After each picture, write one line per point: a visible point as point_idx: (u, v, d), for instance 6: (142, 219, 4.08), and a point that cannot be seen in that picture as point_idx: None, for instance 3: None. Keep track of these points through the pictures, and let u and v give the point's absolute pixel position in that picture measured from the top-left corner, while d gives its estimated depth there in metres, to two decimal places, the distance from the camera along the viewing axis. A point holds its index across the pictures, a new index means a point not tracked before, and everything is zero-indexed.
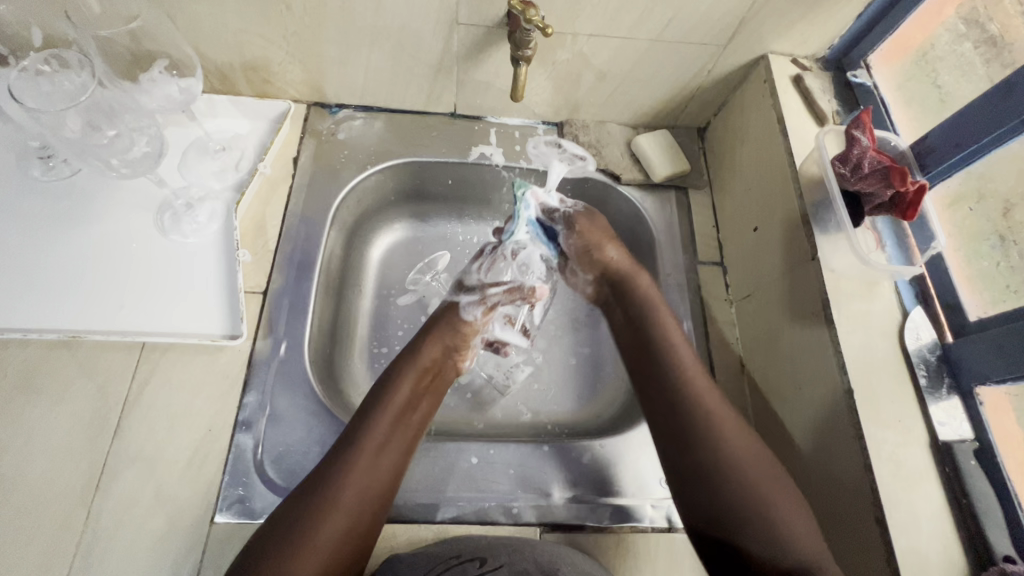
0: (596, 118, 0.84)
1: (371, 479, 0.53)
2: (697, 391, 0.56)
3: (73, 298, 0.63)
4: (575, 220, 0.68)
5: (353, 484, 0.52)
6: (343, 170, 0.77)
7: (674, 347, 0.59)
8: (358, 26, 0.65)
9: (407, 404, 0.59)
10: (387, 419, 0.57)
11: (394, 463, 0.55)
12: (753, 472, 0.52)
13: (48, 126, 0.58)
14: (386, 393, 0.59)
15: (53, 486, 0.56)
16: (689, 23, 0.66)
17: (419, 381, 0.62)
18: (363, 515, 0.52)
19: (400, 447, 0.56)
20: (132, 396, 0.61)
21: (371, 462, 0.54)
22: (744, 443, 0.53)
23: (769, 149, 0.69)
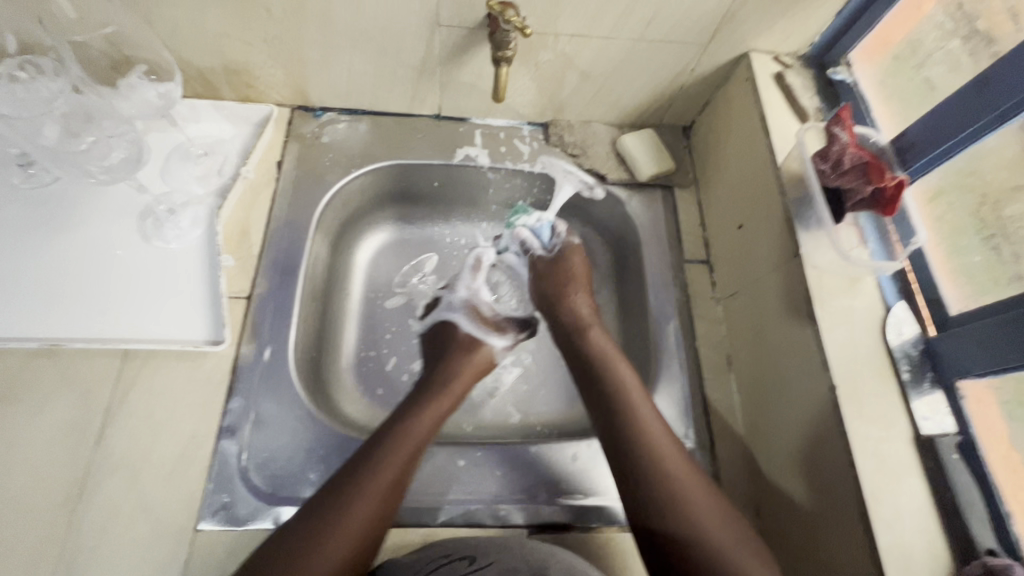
0: (581, 118, 0.84)
1: (384, 505, 0.52)
2: (648, 428, 0.58)
3: (55, 307, 0.63)
4: (537, 265, 0.76)
5: (366, 510, 0.51)
6: (327, 173, 0.76)
7: (623, 385, 0.62)
8: (339, 28, 0.65)
9: (430, 432, 0.59)
10: (407, 450, 0.56)
11: (402, 493, 0.54)
12: (705, 517, 0.52)
13: (25, 134, 0.61)
14: (413, 418, 0.59)
15: (35, 496, 0.55)
16: (670, 22, 0.66)
17: (440, 410, 0.62)
18: (368, 544, 0.51)
19: (411, 478, 0.55)
20: (114, 404, 0.60)
21: (383, 491, 0.53)
22: (694, 484, 0.54)
23: (752, 147, 0.69)
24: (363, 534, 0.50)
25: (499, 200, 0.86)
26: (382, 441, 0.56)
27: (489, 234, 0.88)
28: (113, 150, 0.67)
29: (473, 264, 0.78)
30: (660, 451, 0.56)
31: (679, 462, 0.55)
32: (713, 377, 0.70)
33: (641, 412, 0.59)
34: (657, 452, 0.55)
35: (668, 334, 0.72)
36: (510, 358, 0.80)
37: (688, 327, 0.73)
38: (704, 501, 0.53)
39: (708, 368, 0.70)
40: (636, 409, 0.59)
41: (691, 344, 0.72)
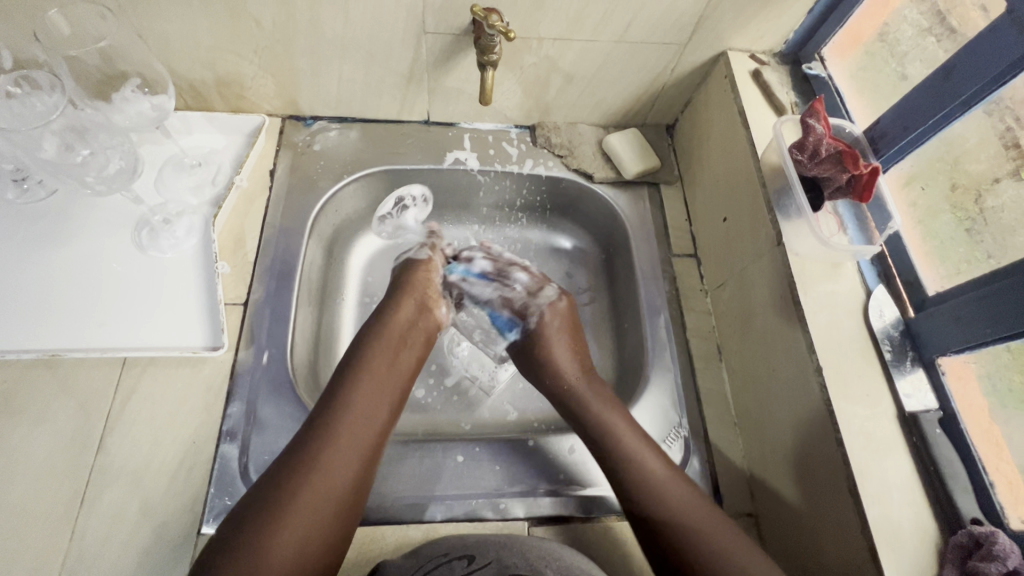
0: (567, 120, 0.86)
1: (350, 441, 0.54)
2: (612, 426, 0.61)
3: (53, 319, 0.63)
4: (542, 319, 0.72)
5: (334, 445, 0.53)
6: (320, 180, 0.78)
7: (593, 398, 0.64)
8: (328, 38, 0.67)
9: (384, 364, 0.61)
10: (355, 402, 0.57)
11: (365, 426, 0.56)
12: (672, 497, 0.55)
13: (19, 145, 0.58)
14: (360, 360, 0.61)
15: (36, 507, 0.55)
16: (648, 24, 0.69)
17: (387, 361, 0.62)
18: (346, 479, 0.53)
19: (371, 412, 0.57)
20: (114, 412, 0.60)
21: (344, 443, 0.54)
22: (657, 468, 0.58)
23: (732, 141, 0.71)
24: (336, 475, 0.52)
25: (490, 202, 0.88)
26: (336, 395, 0.57)
27: (481, 236, 0.90)
28: (109, 162, 0.66)
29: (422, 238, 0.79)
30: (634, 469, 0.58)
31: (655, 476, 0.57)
32: (703, 366, 0.72)
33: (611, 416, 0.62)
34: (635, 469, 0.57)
35: (659, 326, 0.74)
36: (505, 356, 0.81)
37: (678, 319, 0.75)
38: (665, 476, 0.57)
39: (698, 357, 0.72)
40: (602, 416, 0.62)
41: (681, 334, 0.74)
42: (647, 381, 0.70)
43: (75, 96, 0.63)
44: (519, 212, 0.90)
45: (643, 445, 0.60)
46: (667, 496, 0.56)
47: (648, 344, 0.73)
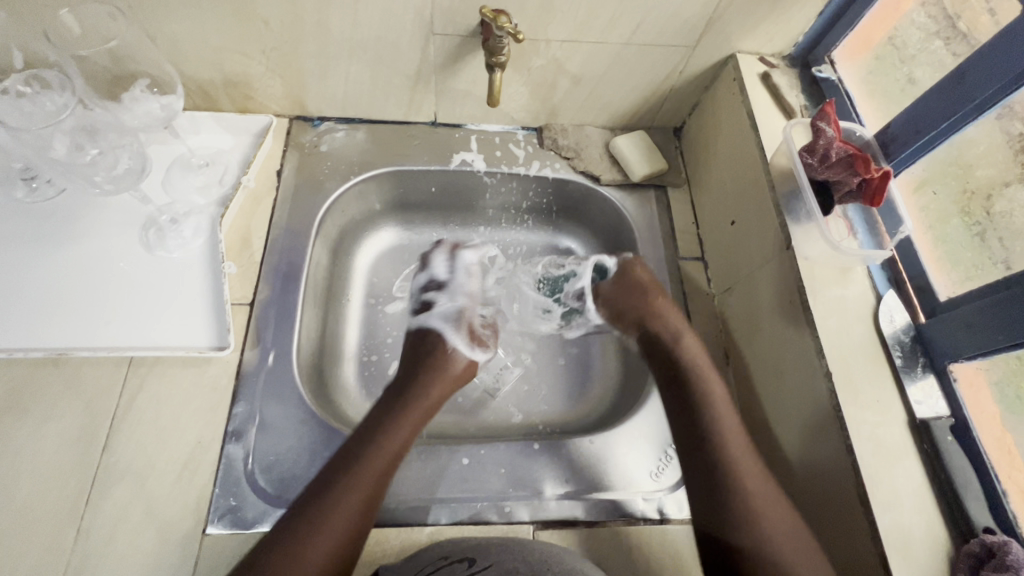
0: (574, 122, 0.85)
1: (356, 506, 0.54)
2: (709, 393, 0.62)
3: (61, 317, 0.64)
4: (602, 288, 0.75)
5: (328, 525, 0.52)
6: (327, 181, 0.78)
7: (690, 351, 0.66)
8: (336, 39, 0.68)
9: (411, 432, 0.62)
10: (362, 470, 0.56)
11: (372, 497, 0.56)
12: (750, 484, 0.55)
13: (33, 148, 0.59)
14: (391, 421, 0.61)
15: (41, 506, 0.55)
16: (657, 26, 0.69)
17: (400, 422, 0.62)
18: (338, 546, 0.52)
19: (382, 481, 0.57)
20: (120, 411, 0.60)
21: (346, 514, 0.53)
22: (740, 448, 0.58)
23: (741, 144, 0.71)
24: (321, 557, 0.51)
25: (496, 204, 0.88)
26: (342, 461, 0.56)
27: (487, 237, 0.90)
28: (118, 160, 0.67)
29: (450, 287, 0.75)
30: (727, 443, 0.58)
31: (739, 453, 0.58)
32: None
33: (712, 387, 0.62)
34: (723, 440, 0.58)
35: None
36: (511, 358, 0.81)
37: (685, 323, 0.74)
38: (758, 479, 0.56)
39: None
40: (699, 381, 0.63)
41: None
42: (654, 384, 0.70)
43: (87, 96, 0.62)
44: (526, 214, 0.89)
45: (734, 423, 0.60)
46: (747, 483, 0.56)
47: None
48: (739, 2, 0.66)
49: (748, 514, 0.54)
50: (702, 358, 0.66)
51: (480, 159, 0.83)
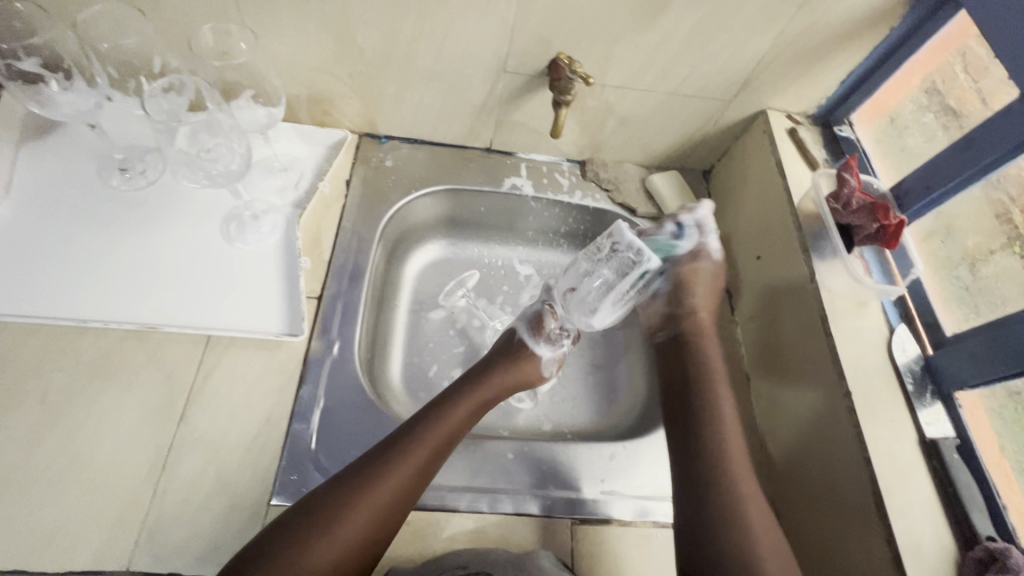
0: (614, 159, 0.94)
1: (392, 495, 0.57)
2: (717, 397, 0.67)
3: (151, 297, 0.69)
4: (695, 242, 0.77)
5: (390, 484, 0.57)
6: (391, 193, 0.85)
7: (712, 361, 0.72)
8: (418, 69, 0.76)
9: (457, 428, 0.64)
10: (437, 440, 0.62)
11: (409, 494, 0.58)
12: (743, 495, 0.59)
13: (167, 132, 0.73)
14: (450, 409, 0.65)
15: (122, 467, 0.59)
16: (700, 81, 0.78)
17: (474, 409, 0.67)
18: (364, 537, 0.55)
19: (423, 477, 0.59)
20: (197, 385, 0.65)
21: (408, 480, 0.58)
22: (744, 471, 0.61)
23: (769, 189, 0.80)
24: (376, 510, 0.55)
25: (537, 226, 0.95)
26: (417, 431, 0.62)
27: (524, 257, 0.98)
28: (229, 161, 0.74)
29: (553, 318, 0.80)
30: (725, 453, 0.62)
31: (741, 467, 0.62)
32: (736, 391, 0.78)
33: (719, 395, 0.67)
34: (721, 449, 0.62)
35: None
36: None
37: None
38: (750, 492, 0.60)
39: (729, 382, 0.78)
40: (709, 382, 0.68)
41: None
42: None
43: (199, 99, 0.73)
44: (563, 239, 0.97)
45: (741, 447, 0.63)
46: (744, 498, 0.59)
47: None
48: (770, 67, 0.76)
49: (742, 524, 0.57)
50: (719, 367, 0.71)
51: (531, 185, 0.91)
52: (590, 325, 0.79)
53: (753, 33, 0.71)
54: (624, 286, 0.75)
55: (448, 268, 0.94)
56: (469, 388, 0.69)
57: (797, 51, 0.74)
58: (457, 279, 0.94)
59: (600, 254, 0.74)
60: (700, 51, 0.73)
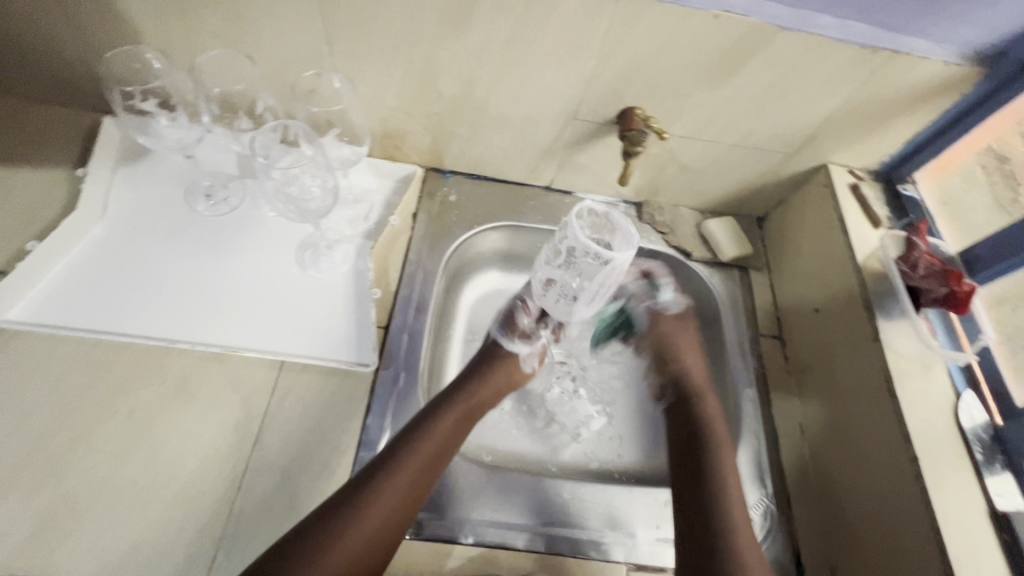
0: (670, 202, 0.96)
1: (383, 518, 0.59)
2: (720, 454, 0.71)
3: (232, 321, 0.73)
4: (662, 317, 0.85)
5: (379, 506, 0.60)
6: (455, 227, 0.88)
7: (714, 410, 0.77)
8: (491, 113, 0.80)
9: (439, 448, 0.66)
10: (420, 457, 0.64)
11: (403, 515, 0.61)
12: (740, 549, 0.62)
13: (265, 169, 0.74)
14: (432, 424, 0.67)
15: (201, 485, 0.62)
16: (764, 134, 0.80)
17: (456, 422, 0.70)
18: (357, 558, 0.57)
19: (415, 497, 0.62)
20: (270, 409, 0.68)
21: (397, 502, 0.61)
22: (750, 542, 0.64)
23: (829, 243, 0.81)
24: (368, 534, 0.58)
25: None
26: (402, 446, 0.64)
27: None
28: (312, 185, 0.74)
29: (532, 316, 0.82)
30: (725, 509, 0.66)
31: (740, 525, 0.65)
32: (790, 443, 0.78)
33: (724, 451, 0.71)
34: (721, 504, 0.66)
35: (745, 399, 0.81)
36: (597, 408, 0.91)
37: (763, 394, 0.82)
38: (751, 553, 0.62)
39: (783, 433, 0.79)
40: (714, 437, 0.73)
41: (767, 410, 0.81)
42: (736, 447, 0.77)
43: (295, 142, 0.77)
44: None
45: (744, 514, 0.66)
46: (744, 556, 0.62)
47: (735, 429, 0.79)
48: (835, 125, 0.78)
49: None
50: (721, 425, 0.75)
51: (588, 224, 0.93)
52: (574, 316, 0.78)
53: (823, 93, 0.73)
54: (602, 285, 0.71)
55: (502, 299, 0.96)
56: (452, 401, 0.71)
57: (866, 110, 0.75)
58: None
59: (575, 270, 0.70)
60: (768, 108, 0.75)
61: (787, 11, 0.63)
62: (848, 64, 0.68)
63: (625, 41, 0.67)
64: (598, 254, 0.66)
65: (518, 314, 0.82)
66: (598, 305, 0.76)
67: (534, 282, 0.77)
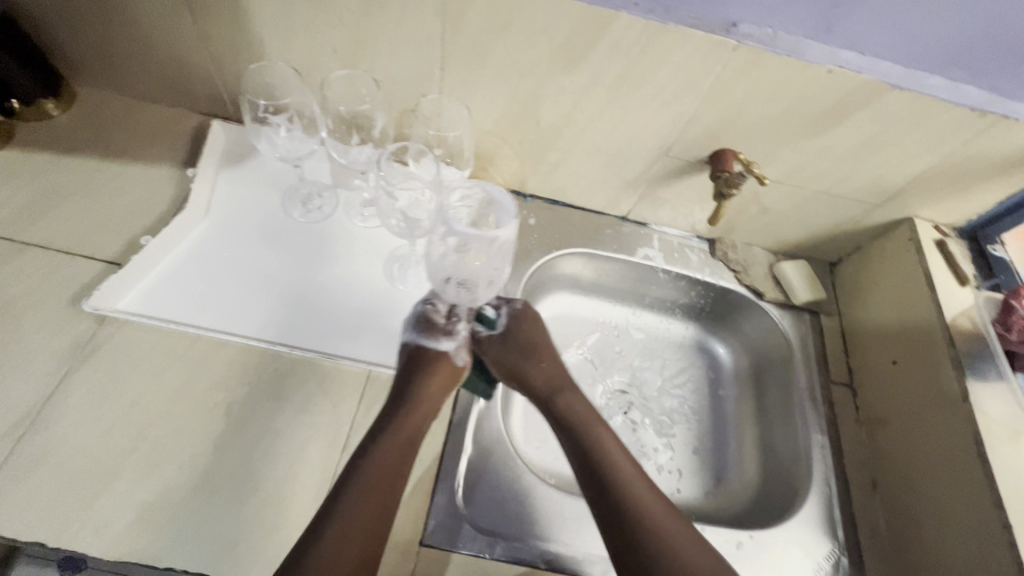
0: (743, 241, 0.97)
1: (354, 551, 0.56)
2: (612, 455, 0.66)
3: (325, 330, 0.74)
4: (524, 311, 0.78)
5: (349, 544, 0.56)
6: (534, 251, 0.91)
7: (575, 405, 0.71)
8: (585, 144, 0.81)
9: (397, 471, 0.62)
10: (376, 483, 0.60)
11: (366, 558, 0.56)
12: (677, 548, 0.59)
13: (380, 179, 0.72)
14: (377, 445, 0.63)
15: (292, 487, 0.64)
16: (853, 185, 0.81)
17: (404, 440, 0.64)
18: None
19: (377, 528, 0.58)
20: (358, 417, 0.69)
21: (361, 535, 0.57)
22: (680, 535, 0.60)
23: (911, 296, 0.81)
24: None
25: (657, 294, 0.99)
26: (355, 475, 0.60)
27: (636, 321, 1.01)
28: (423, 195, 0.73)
29: (438, 315, 0.74)
30: (646, 511, 0.61)
31: (666, 524, 0.61)
32: (862, 495, 0.78)
33: (614, 452, 0.66)
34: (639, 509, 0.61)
35: (815, 445, 0.81)
36: (662, 442, 0.90)
37: (835, 443, 0.81)
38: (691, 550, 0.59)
39: (855, 485, 0.78)
40: (593, 440, 0.67)
41: (839, 459, 0.80)
42: (807, 493, 0.77)
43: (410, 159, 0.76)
44: (678, 309, 1.01)
45: (664, 507, 0.62)
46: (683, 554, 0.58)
47: (806, 476, 0.79)
48: (928, 182, 0.78)
49: None
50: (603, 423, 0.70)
51: (662, 257, 0.94)
52: (480, 299, 0.72)
53: (922, 152, 0.73)
54: (492, 265, 0.64)
55: (568, 323, 0.98)
56: (394, 420, 0.65)
57: (963, 170, 0.75)
58: (580, 339, 0.97)
59: (461, 257, 0.63)
60: (863, 161, 0.76)
61: (900, 70, 0.65)
62: (954, 126, 0.69)
63: (734, 88, 0.68)
64: (468, 238, 0.59)
65: (435, 314, 0.74)
66: (499, 285, 0.69)
67: (429, 278, 0.69)
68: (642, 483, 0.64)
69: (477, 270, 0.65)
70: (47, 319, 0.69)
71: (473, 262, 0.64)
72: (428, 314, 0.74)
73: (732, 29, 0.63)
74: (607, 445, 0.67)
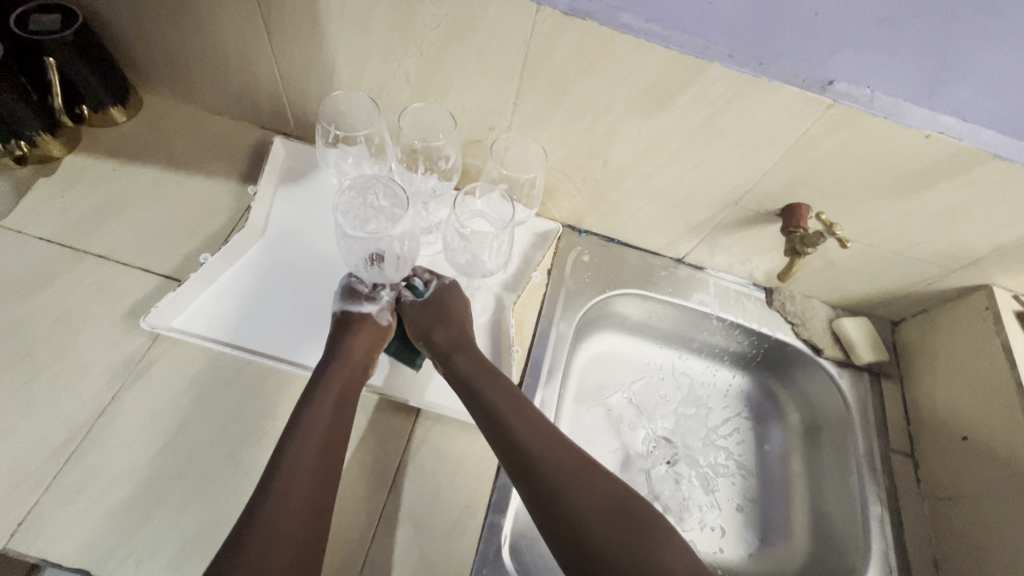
0: (801, 293, 0.94)
1: (298, 514, 0.52)
2: (518, 412, 0.63)
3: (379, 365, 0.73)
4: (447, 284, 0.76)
5: (290, 506, 0.52)
6: (586, 289, 0.88)
7: (476, 361, 0.68)
8: (651, 187, 0.79)
9: (330, 432, 0.59)
10: (311, 444, 0.57)
11: (319, 498, 0.55)
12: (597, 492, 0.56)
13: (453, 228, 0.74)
14: (307, 409, 0.60)
15: (339, 525, 0.63)
16: (931, 248, 0.77)
17: (332, 398, 0.62)
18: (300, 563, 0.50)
19: (323, 484, 0.55)
20: (407, 456, 0.69)
21: (304, 496, 0.53)
22: (596, 477, 0.58)
23: (988, 370, 0.77)
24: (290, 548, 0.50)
25: (706, 340, 0.96)
26: (286, 441, 0.57)
27: (683, 364, 0.98)
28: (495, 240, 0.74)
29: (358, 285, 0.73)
30: (561, 462, 0.58)
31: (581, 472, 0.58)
32: None
33: (520, 410, 0.63)
34: (554, 462, 0.58)
35: (873, 520, 0.77)
36: (708, 499, 0.87)
37: (895, 520, 0.78)
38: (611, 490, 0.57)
39: (915, 567, 0.75)
40: (496, 402, 0.64)
41: (899, 537, 0.77)
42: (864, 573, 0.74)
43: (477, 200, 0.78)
44: (727, 356, 0.97)
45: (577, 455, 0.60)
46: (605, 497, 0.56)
47: (863, 552, 0.76)
48: (1014, 253, 0.74)
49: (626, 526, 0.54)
50: (502, 382, 0.66)
51: (717, 304, 0.91)
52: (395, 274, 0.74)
53: (1013, 222, 0.69)
54: (398, 248, 0.69)
55: (614, 363, 0.95)
56: (319, 383, 0.63)
57: None
58: (625, 381, 0.94)
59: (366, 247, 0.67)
60: (946, 227, 0.73)
61: (1005, 140, 0.61)
62: None
63: (821, 145, 0.66)
64: (362, 237, 0.66)
65: (358, 284, 0.73)
66: (410, 261, 0.73)
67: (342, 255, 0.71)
68: (551, 437, 0.61)
69: (387, 248, 0.68)
70: (102, 333, 0.69)
71: (394, 249, 0.68)
72: (351, 286, 0.73)
73: (829, 87, 0.60)
74: (510, 399, 0.64)
